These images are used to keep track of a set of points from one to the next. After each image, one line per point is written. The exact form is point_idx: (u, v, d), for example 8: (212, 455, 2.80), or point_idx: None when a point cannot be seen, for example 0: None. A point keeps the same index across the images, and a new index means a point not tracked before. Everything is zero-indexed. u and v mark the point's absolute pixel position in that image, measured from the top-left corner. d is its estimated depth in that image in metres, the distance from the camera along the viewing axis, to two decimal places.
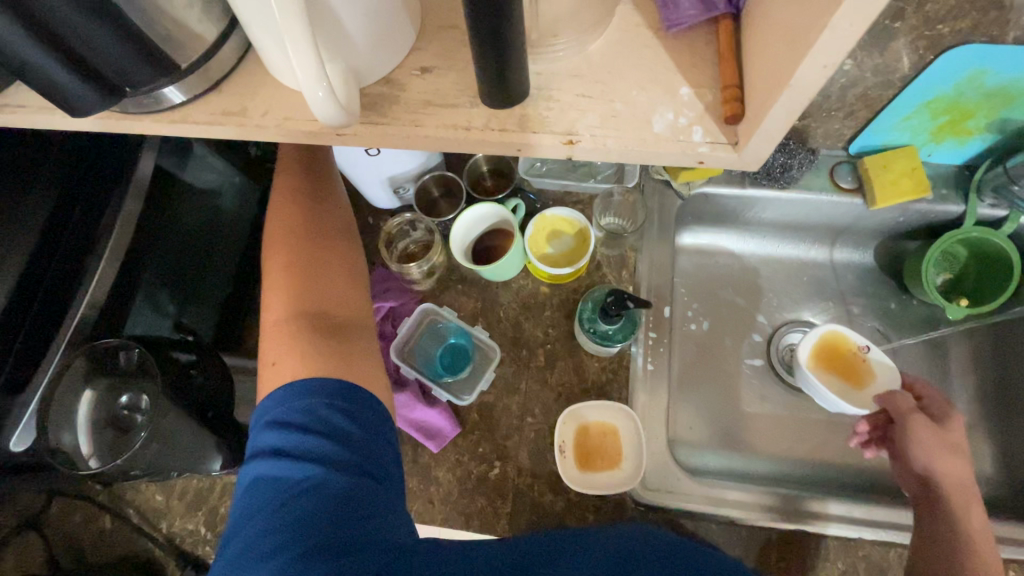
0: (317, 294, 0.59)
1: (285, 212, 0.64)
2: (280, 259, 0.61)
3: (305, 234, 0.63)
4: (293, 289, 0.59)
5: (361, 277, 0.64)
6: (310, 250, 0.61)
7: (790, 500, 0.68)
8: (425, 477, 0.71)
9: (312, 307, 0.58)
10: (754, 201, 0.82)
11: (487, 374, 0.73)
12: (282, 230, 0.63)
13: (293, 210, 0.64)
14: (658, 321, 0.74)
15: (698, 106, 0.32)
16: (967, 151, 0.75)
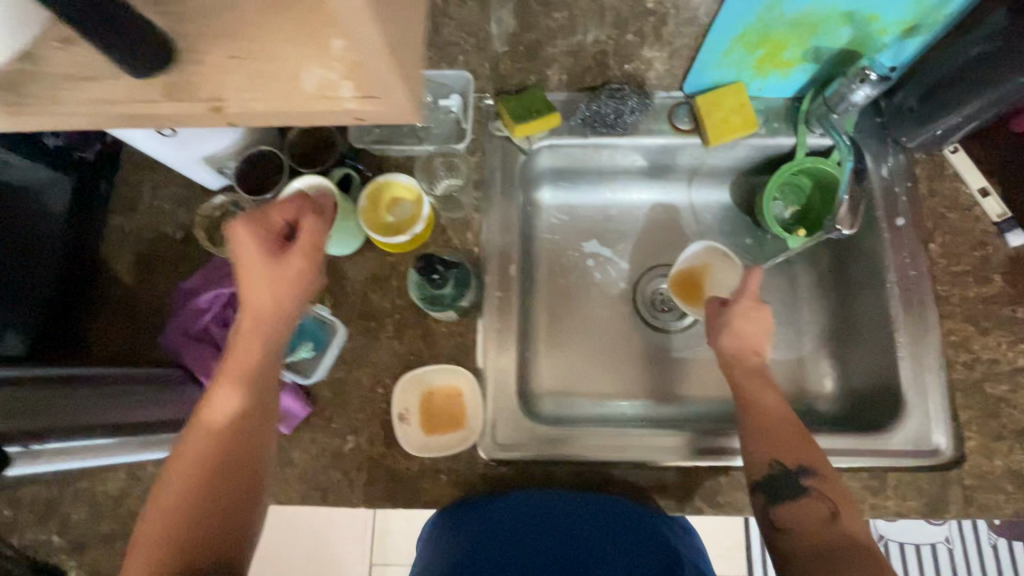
0: (195, 531, 0.55)
1: (194, 447, 0.59)
2: (161, 508, 0.56)
3: (201, 470, 0.58)
4: (169, 521, 0.55)
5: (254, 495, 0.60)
6: (200, 491, 0.57)
7: (703, 439, 0.71)
8: (280, 459, 0.70)
9: (180, 550, 0.54)
10: (601, 151, 0.82)
11: (332, 350, 0.72)
12: (203, 430, 0.60)
13: (206, 451, 0.59)
14: (504, 279, 0.75)
15: (344, 61, 0.32)
16: (793, 83, 0.76)
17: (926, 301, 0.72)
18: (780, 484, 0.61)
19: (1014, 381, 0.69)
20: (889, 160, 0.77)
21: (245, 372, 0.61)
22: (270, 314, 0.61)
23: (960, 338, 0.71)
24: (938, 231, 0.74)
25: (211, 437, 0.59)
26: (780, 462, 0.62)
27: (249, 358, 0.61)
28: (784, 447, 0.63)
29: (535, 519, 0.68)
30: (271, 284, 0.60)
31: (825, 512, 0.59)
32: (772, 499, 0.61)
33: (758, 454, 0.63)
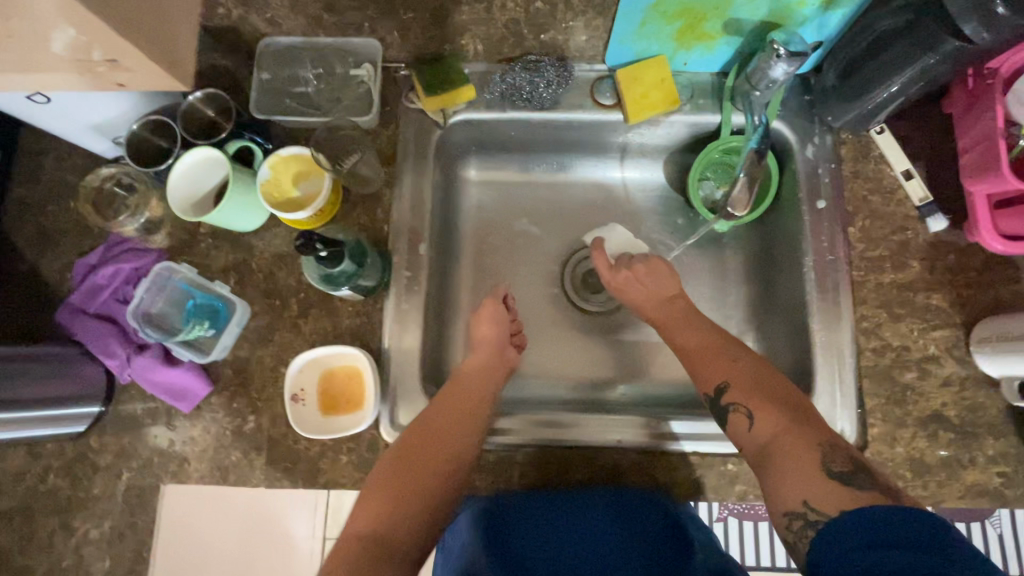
0: (383, 522, 0.57)
1: (417, 448, 0.63)
2: (370, 503, 0.59)
3: (426, 477, 0.61)
4: (376, 511, 0.58)
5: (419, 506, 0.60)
6: (413, 481, 0.60)
7: (651, 426, 0.70)
8: (180, 437, 0.70)
9: (379, 535, 0.56)
10: (523, 127, 0.79)
11: (232, 329, 0.71)
12: (405, 444, 0.63)
13: (417, 453, 0.63)
14: (412, 259, 0.73)
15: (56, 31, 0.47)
16: (718, 57, 0.73)
17: (841, 286, 0.71)
18: (721, 403, 0.61)
19: (922, 368, 0.68)
20: (815, 141, 0.74)
21: (476, 403, 0.68)
22: (490, 361, 0.73)
23: (872, 324, 0.69)
24: (858, 215, 0.72)
25: (436, 448, 0.63)
26: (722, 385, 0.62)
27: (472, 394, 0.69)
28: (722, 369, 0.63)
29: (551, 507, 0.67)
30: (484, 347, 0.74)
31: (747, 422, 0.58)
32: (723, 420, 0.61)
33: (705, 381, 0.64)
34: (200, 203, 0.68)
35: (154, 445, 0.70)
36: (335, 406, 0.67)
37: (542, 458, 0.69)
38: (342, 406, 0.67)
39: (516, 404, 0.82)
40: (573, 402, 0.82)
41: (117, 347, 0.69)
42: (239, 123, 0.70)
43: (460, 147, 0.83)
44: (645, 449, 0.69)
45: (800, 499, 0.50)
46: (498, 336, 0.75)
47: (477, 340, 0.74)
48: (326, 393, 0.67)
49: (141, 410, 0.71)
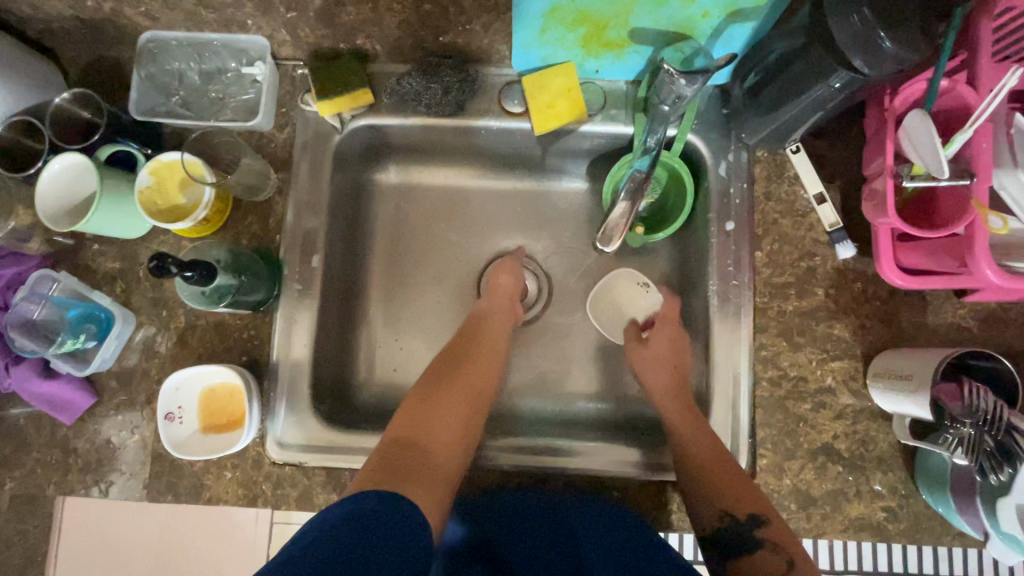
0: (418, 423, 0.61)
1: (457, 367, 0.69)
2: (412, 401, 0.64)
3: (457, 404, 0.65)
4: (413, 411, 0.63)
5: (466, 421, 0.64)
6: (445, 392, 0.65)
7: (651, 455, 0.70)
8: (64, 448, 0.69)
9: (413, 434, 0.60)
10: (431, 133, 0.75)
11: (115, 341, 0.69)
12: (437, 382, 0.67)
13: (458, 371, 0.69)
14: (306, 271, 0.71)
15: None
16: (630, 65, 0.69)
17: (742, 312, 0.69)
18: (731, 531, 0.58)
19: (817, 400, 0.67)
20: (728, 157, 0.71)
21: (495, 342, 0.73)
22: (506, 322, 0.76)
23: (771, 352, 0.68)
24: (766, 238, 0.69)
25: (465, 386, 0.67)
26: (732, 512, 0.59)
27: (494, 347, 0.73)
28: (731, 492, 0.60)
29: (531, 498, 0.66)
30: (507, 302, 0.77)
31: (783, 564, 0.54)
32: (723, 555, 0.58)
33: (705, 507, 0.61)
34: (74, 211, 0.64)
35: (38, 455, 0.69)
36: (215, 425, 0.66)
37: (515, 476, 0.69)
38: (220, 424, 0.66)
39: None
40: None
41: None
42: (113, 127, 0.68)
43: (368, 150, 0.79)
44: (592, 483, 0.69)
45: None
46: (516, 286, 0.78)
47: (494, 291, 0.77)
48: (208, 412, 0.66)
49: (25, 420, 0.70)
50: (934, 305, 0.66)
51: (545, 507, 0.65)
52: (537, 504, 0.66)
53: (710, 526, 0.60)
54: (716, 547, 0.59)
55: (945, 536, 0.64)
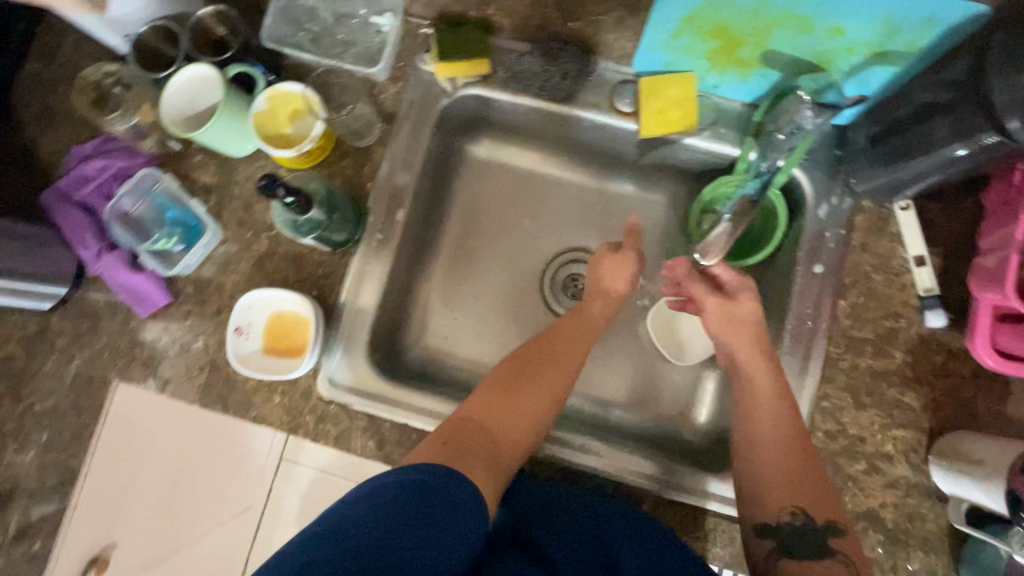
0: (491, 410, 0.61)
1: (547, 359, 0.67)
2: (492, 382, 0.64)
3: (532, 396, 0.63)
4: (490, 393, 0.62)
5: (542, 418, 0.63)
6: (527, 382, 0.64)
7: (671, 471, 0.69)
8: (133, 337, 0.73)
9: (483, 419, 0.60)
10: (534, 115, 0.76)
11: (199, 249, 0.72)
12: (516, 365, 0.65)
13: (547, 362, 0.66)
14: (388, 222, 0.72)
15: None
16: (752, 87, 0.68)
17: (812, 358, 0.67)
18: (793, 530, 0.56)
19: (871, 463, 0.65)
20: (830, 200, 0.69)
21: (585, 336, 0.71)
22: (607, 308, 0.74)
23: (833, 405, 0.66)
24: (853, 289, 0.67)
25: (544, 377, 0.65)
26: (803, 509, 0.57)
27: (574, 346, 0.69)
28: (805, 492, 0.58)
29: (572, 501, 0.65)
30: (622, 280, 0.74)
31: None
32: (780, 549, 0.56)
33: (772, 501, 0.58)
34: (192, 119, 0.68)
35: (107, 339, 0.73)
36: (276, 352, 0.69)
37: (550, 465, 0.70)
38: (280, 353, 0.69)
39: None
40: None
41: (92, 240, 0.72)
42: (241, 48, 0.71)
43: (469, 119, 0.80)
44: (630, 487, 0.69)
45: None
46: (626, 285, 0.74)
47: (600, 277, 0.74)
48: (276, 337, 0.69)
49: (103, 304, 0.73)
50: (1018, 396, 0.63)
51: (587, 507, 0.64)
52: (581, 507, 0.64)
53: (773, 517, 0.57)
54: (775, 538, 0.57)
55: None
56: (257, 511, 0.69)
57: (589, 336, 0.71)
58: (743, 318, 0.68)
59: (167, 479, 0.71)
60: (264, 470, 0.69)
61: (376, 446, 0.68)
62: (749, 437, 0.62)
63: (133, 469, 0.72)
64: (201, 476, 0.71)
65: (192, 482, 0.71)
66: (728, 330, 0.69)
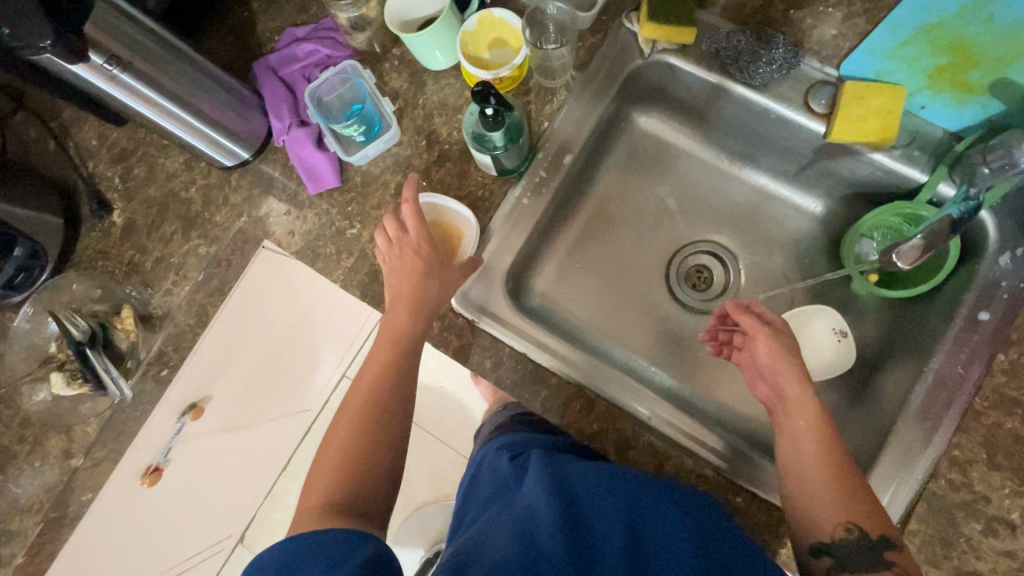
0: (342, 465, 0.61)
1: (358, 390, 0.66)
2: (339, 434, 0.63)
3: (367, 422, 0.64)
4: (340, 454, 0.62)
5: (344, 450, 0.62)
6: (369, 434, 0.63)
7: (759, 465, 0.68)
8: (297, 210, 0.79)
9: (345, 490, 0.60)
10: (717, 95, 0.76)
11: (377, 144, 0.76)
12: (361, 390, 0.66)
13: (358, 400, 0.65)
14: (554, 163, 0.75)
15: None
16: (963, 116, 0.66)
17: (953, 404, 0.64)
18: (849, 548, 0.56)
19: (990, 525, 0.62)
20: (1015, 251, 0.66)
21: (395, 343, 0.67)
22: (411, 318, 0.67)
23: (964, 456, 0.63)
24: (1017, 346, 0.64)
25: (370, 401, 0.65)
26: (858, 525, 0.56)
27: (377, 364, 0.67)
28: (865, 512, 0.57)
29: (612, 481, 0.56)
30: (410, 274, 0.68)
31: None
32: (841, 567, 0.56)
33: (825, 517, 0.57)
34: (408, 24, 0.73)
35: (275, 206, 0.79)
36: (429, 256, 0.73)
37: (657, 435, 0.69)
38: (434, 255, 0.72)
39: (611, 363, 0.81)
40: (622, 366, 0.81)
41: (286, 113, 0.78)
42: None
43: (647, 88, 0.81)
44: (721, 472, 0.67)
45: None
46: (440, 303, 0.69)
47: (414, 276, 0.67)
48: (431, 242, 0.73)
49: (278, 174, 0.80)
50: None
51: (630, 491, 0.54)
52: (622, 494, 0.54)
53: (827, 534, 0.57)
54: (833, 556, 0.56)
55: None
56: (312, 413, 0.93)
57: (386, 342, 0.67)
58: (779, 359, 0.67)
59: (250, 367, 0.88)
60: (328, 385, 0.92)
61: (490, 367, 0.72)
62: (792, 462, 0.61)
63: (228, 343, 0.85)
64: (281, 373, 0.90)
65: (268, 376, 0.90)
66: (773, 366, 0.67)
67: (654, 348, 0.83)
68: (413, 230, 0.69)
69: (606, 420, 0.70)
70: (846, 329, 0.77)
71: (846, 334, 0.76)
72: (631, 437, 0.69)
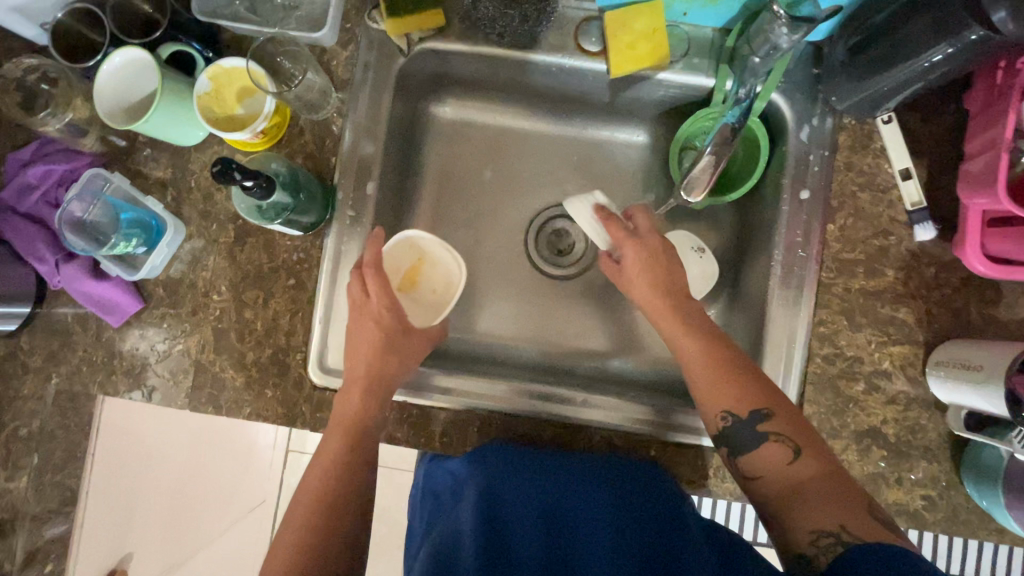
0: (329, 501, 0.59)
1: (353, 403, 0.63)
2: (312, 476, 0.61)
3: (354, 461, 0.62)
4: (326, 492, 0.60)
5: (340, 473, 0.61)
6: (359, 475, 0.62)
7: (664, 412, 0.69)
8: (110, 349, 0.69)
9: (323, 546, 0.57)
10: (495, 64, 0.72)
11: (162, 249, 0.68)
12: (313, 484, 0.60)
13: (348, 434, 0.62)
14: (358, 197, 0.69)
15: None
16: (723, 10, 0.65)
17: (805, 286, 0.67)
18: (735, 427, 0.57)
19: (870, 382, 0.65)
20: (812, 122, 0.67)
21: (333, 465, 0.61)
22: (364, 391, 0.64)
23: (829, 330, 0.66)
24: (840, 212, 0.66)
25: (337, 483, 0.60)
26: (733, 411, 0.58)
27: (331, 452, 0.62)
28: (746, 393, 0.58)
29: (537, 472, 0.64)
30: (405, 363, 0.66)
31: (789, 454, 0.55)
32: (733, 449, 0.58)
33: (707, 409, 0.59)
34: (133, 110, 0.64)
35: (83, 353, 0.70)
36: (421, 290, 0.70)
37: (550, 424, 0.69)
38: (426, 287, 0.70)
39: (515, 365, 0.78)
40: (523, 363, 0.79)
41: (47, 253, 0.68)
42: (175, 24, 0.65)
43: (431, 78, 0.75)
44: (621, 432, 0.69)
45: (835, 522, 0.49)
46: (383, 370, 0.64)
47: (355, 331, 0.65)
48: (420, 269, 0.70)
49: (71, 317, 0.70)
50: (1010, 299, 0.63)
51: (559, 482, 0.63)
52: (537, 474, 0.64)
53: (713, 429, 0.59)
54: (727, 440, 0.58)
55: (981, 531, 0.63)
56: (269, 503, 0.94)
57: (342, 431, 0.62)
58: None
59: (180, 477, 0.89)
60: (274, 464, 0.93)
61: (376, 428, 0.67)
62: None
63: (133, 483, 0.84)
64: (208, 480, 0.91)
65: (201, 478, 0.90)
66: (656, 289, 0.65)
67: (543, 328, 0.80)
68: (375, 293, 0.64)
69: (507, 429, 0.69)
70: (704, 245, 0.75)
71: (705, 250, 0.74)
72: (539, 433, 0.69)
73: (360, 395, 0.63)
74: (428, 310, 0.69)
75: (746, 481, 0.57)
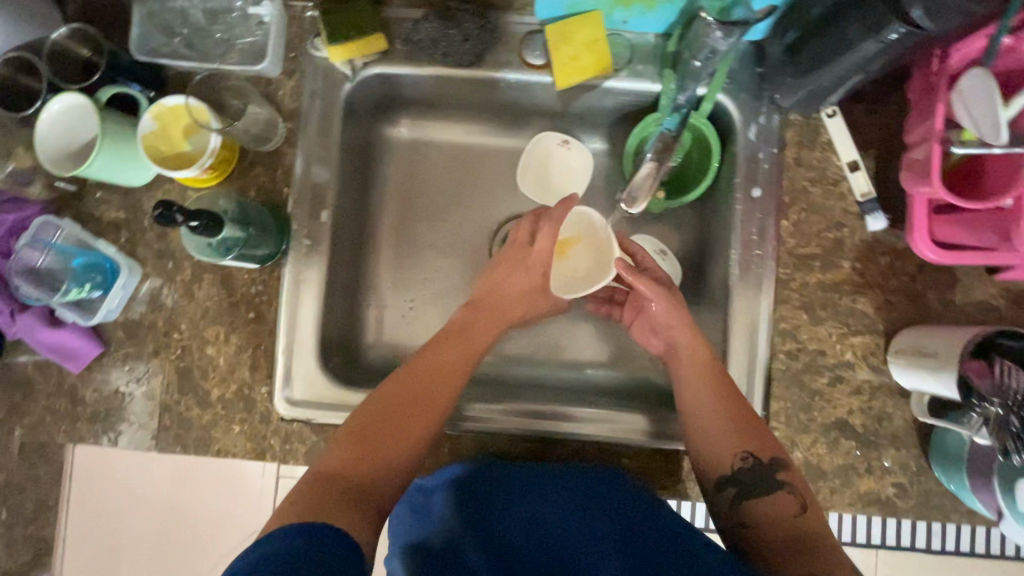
0: (423, 398, 0.61)
1: (478, 322, 0.69)
2: (410, 378, 0.63)
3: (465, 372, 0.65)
4: (432, 389, 0.62)
5: (453, 378, 0.64)
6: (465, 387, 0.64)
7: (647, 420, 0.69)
8: (72, 396, 0.69)
9: (410, 428, 0.59)
10: (444, 83, 0.72)
11: (119, 292, 0.67)
12: (411, 378, 0.62)
13: (469, 347, 0.67)
14: (314, 225, 0.69)
15: None
16: (663, 16, 0.65)
17: (763, 283, 0.67)
18: (749, 473, 0.58)
19: (835, 374, 0.65)
20: (759, 120, 0.68)
21: (451, 364, 0.65)
22: (490, 319, 0.70)
23: (790, 325, 0.66)
24: (793, 207, 0.67)
25: (444, 381, 0.63)
26: (754, 454, 0.58)
27: (453, 357, 0.65)
28: (753, 436, 0.59)
29: (528, 477, 0.62)
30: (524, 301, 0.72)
31: (797, 507, 0.55)
32: (743, 491, 0.57)
33: (720, 443, 0.59)
34: (77, 155, 0.63)
35: (47, 403, 0.69)
36: (565, 264, 0.75)
37: (523, 440, 0.69)
38: (573, 262, 0.74)
39: (497, 384, 0.78)
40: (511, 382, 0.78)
41: None
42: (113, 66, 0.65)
43: (382, 101, 0.75)
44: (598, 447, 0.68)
45: (827, 573, 0.48)
46: (500, 289, 0.71)
47: (499, 273, 0.72)
48: (575, 244, 0.74)
49: (31, 367, 0.69)
50: (964, 283, 0.64)
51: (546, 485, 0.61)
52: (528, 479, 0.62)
53: (722, 460, 0.59)
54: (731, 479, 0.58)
55: (953, 514, 0.64)
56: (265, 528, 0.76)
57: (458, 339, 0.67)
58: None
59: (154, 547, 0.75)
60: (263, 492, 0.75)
61: None
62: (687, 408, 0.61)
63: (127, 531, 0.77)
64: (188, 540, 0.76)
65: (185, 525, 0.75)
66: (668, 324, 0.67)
67: (524, 343, 0.80)
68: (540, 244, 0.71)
69: (478, 446, 0.69)
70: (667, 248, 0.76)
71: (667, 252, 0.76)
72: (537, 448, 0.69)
73: (487, 320, 0.70)
74: (566, 284, 0.74)
75: (743, 526, 0.56)
